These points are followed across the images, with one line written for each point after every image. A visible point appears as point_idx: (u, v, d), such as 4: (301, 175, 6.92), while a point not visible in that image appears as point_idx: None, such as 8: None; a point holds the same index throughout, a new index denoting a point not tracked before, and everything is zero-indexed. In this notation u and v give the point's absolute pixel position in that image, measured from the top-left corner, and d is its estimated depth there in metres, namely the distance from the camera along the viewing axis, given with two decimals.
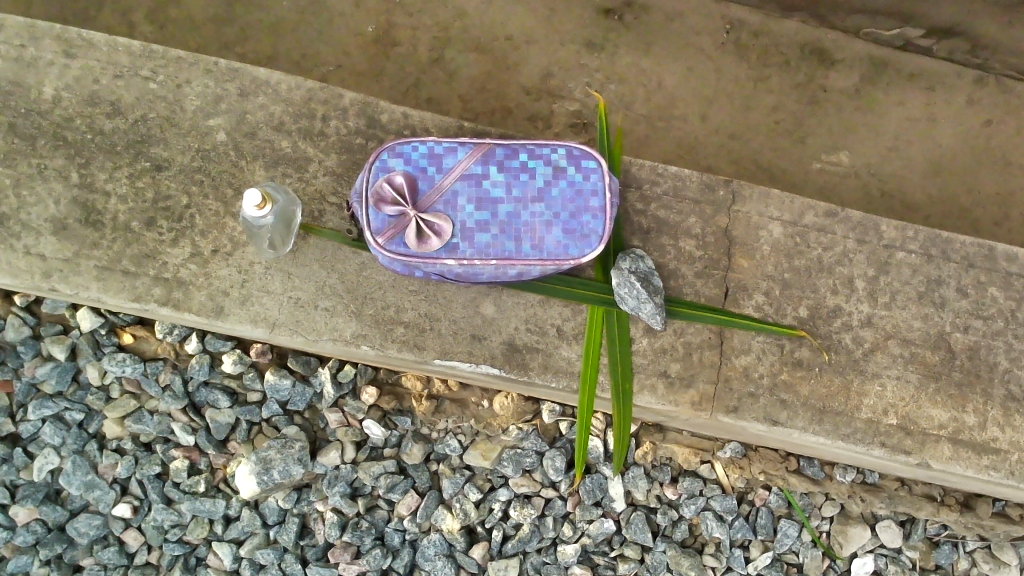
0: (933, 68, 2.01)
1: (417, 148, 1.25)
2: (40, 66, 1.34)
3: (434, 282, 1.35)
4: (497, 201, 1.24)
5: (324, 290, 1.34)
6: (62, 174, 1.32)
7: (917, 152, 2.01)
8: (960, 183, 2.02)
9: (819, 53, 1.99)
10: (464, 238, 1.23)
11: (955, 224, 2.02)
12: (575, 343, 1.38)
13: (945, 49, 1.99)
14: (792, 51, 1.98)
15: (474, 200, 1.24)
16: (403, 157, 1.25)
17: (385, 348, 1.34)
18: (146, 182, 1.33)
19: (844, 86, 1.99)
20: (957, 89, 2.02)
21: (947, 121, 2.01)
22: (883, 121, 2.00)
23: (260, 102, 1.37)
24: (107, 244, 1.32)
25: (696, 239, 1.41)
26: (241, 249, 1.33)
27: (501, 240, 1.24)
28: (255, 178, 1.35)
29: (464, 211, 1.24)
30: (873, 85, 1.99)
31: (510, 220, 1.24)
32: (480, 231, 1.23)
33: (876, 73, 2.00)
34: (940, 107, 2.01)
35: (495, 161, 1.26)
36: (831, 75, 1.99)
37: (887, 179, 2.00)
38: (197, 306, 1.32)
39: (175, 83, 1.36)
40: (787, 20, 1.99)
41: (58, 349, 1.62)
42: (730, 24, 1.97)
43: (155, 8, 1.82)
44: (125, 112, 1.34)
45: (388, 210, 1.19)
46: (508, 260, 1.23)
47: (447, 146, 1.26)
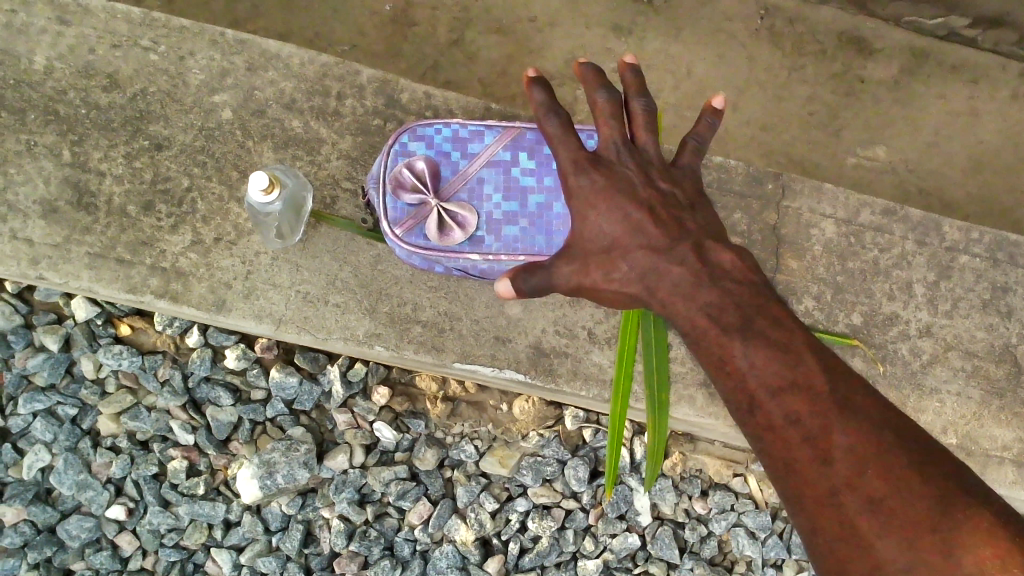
0: (979, 62, 1.89)
1: (440, 130, 1.14)
2: (32, 33, 1.23)
3: (454, 278, 1.24)
4: (529, 191, 1.13)
5: (335, 285, 1.23)
6: (52, 152, 1.21)
7: (959, 147, 1.90)
8: (1003, 181, 1.91)
9: (858, 42, 1.86)
10: (492, 228, 1.11)
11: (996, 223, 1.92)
12: (607, 348, 1.27)
13: (990, 39, 1.87)
14: (829, 40, 1.86)
15: (503, 189, 1.12)
16: (425, 140, 1.13)
17: (400, 348, 1.23)
18: (145, 162, 1.22)
19: (884, 77, 1.87)
20: (1003, 84, 1.90)
21: (992, 116, 1.90)
22: (922, 115, 1.89)
23: (270, 77, 1.26)
24: (100, 229, 1.21)
25: (741, 237, 1.28)
26: (246, 237, 1.22)
27: (531, 232, 1.12)
28: (263, 161, 1.24)
29: (491, 199, 1.12)
30: (918, 77, 1.88)
31: (542, 212, 1.13)
32: (508, 223, 1.12)
33: (918, 64, 1.87)
34: (983, 102, 1.89)
35: (528, 147, 1.14)
36: (870, 66, 1.86)
37: (924, 176, 1.90)
38: (196, 299, 1.21)
39: (178, 54, 1.24)
40: (824, 7, 1.86)
41: (51, 339, 1.53)
42: (767, 10, 1.84)
43: None
44: (122, 86, 1.23)
45: (406, 199, 1.07)
46: (539, 254, 1.12)
47: (473, 129, 1.14)
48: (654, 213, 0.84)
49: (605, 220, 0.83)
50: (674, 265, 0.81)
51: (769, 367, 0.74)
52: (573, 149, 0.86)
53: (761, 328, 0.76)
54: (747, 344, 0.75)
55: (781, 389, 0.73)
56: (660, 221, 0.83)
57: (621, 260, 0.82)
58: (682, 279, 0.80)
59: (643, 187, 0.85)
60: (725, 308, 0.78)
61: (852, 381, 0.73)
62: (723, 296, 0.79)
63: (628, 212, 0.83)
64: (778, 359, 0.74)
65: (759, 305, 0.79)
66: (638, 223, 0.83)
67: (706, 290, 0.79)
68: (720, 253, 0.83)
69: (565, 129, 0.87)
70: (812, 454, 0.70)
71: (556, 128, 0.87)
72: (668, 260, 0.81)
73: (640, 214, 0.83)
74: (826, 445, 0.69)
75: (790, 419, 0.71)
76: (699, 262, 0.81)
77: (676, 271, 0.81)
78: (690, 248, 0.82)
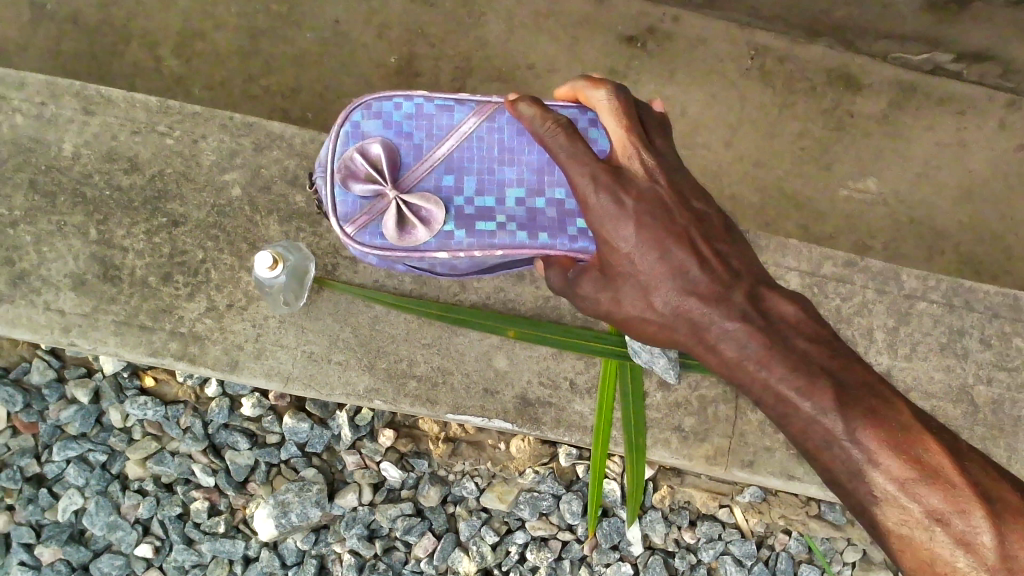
0: (967, 93, 2.07)
1: (401, 107, 1.04)
2: (60, 123, 1.36)
3: (446, 335, 1.36)
4: (503, 182, 1.03)
5: (337, 345, 1.34)
6: (80, 231, 1.34)
7: (952, 178, 2.08)
8: (995, 209, 2.10)
9: (846, 78, 2.03)
10: (460, 222, 1.01)
11: (991, 248, 2.11)
12: (588, 397, 1.39)
13: (975, 73, 2.05)
14: (819, 77, 2.02)
15: (474, 178, 1.03)
16: (383, 118, 1.03)
17: (398, 402, 1.35)
18: (163, 238, 1.35)
19: (873, 111, 2.04)
20: (992, 114, 2.08)
21: (982, 146, 2.08)
22: (914, 149, 2.06)
23: (274, 156, 1.38)
24: (124, 299, 1.34)
25: None
26: (255, 303, 1.34)
27: (510, 227, 1.01)
28: (269, 233, 1.36)
29: (460, 191, 1.02)
30: (907, 110, 2.05)
31: (521, 206, 1.03)
32: (482, 218, 1.01)
33: (908, 97, 2.05)
34: (973, 132, 2.07)
35: (502, 130, 1.03)
36: (859, 101, 2.03)
37: (916, 206, 2.07)
38: (212, 360, 1.34)
39: (192, 138, 1.37)
40: (815, 46, 2.02)
41: (81, 392, 1.66)
42: (756, 50, 1.99)
43: (180, 43, 1.81)
44: (142, 168, 1.35)
45: (359, 187, 0.98)
46: (519, 247, 1.00)
47: (440, 105, 1.05)
48: (696, 250, 0.88)
49: (642, 256, 0.87)
50: (727, 314, 0.85)
51: (814, 401, 0.77)
52: (589, 161, 0.89)
53: (868, 405, 0.76)
54: (787, 372, 0.80)
55: (838, 436, 0.76)
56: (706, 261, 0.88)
57: (659, 300, 0.87)
58: (725, 316, 0.85)
59: (685, 219, 0.89)
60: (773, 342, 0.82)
61: (900, 402, 0.77)
62: (780, 346, 0.82)
63: (664, 245, 0.87)
64: (896, 445, 0.74)
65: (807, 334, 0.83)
66: (682, 262, 0.87)
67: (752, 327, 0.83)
68: (776, 301, 0.86)
69: (572, 141, 0.91)
70: (967, 559, 0.71)
71: (564, 140, 0.91)
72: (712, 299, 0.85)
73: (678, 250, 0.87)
74: (977, 548, 0.71)
75: (858, 464, 0.75)
76: (749, 307, 0.85)
77: (719, 306, 0.85)
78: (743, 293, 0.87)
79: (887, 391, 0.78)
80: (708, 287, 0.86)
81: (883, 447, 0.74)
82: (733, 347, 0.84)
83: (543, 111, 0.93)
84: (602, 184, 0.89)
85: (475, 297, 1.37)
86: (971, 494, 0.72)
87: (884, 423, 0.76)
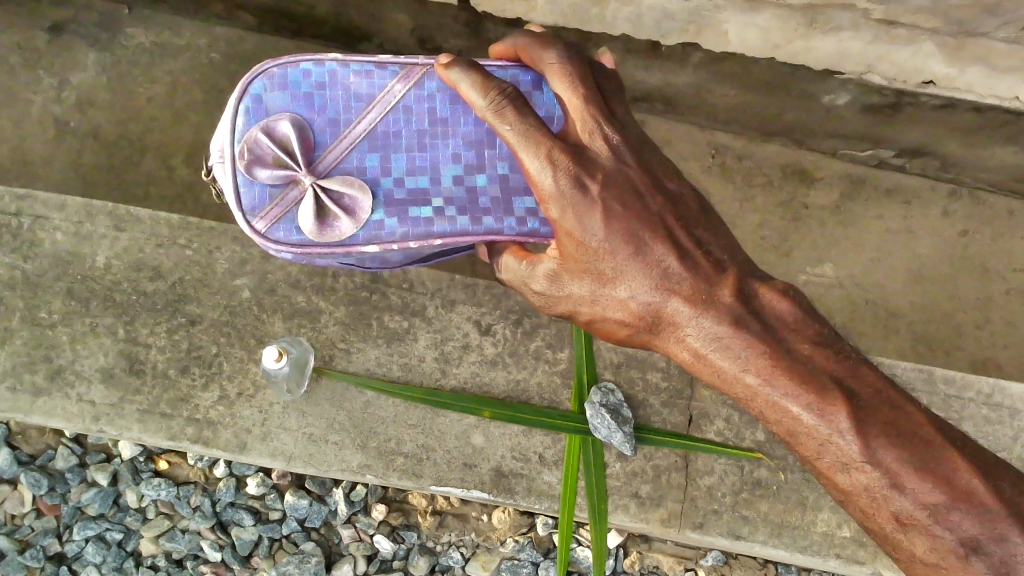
0: (911, 184, 2.42)
1: (321, 86, 1.21)
2: (94, 239, 1.57)
3: (429, 416, 1.54)
4: (437, 161, 1.23)
5: (333, 426, 1.53)
6: (110, 331, 1.54)
7: (900, 263, 2.41)
8: (940, 290, 2.42)
9: (801, 172, 2.38)
10: (393, 206, 1.19)
11: (937, 325, 2.42)
12: (555, 468, 1.56)
13: (917, 166, 2.37)
14: (774, 173, 2.37)
15: (405, 160, 1.22)
16: (306, 100, 1.20)
17: (387, 476, 1.53)
18: (182, 335, 1.55)
19: (826, 202, 2.39)
20: (933, 204, 2.42)
21: (925, 232, 2.42)
22: (865, 236, 2.40)
23: (280, 263, 1.58)
24: (147, 389, 1.53)
25: (661, 372, 1.59)
26: (262, 391, 1.53)
27: (449, 212, 1.21)
28: (275, 330, 1.57)
29: (391, 173, 1.21)
30: (857, 202, 2.39)
31: (458, 185, 1.23)
32: (415, 205, 1.20)
33: (857, 190, 2.40)
34: (917, 220, 2.42)
35: (426, 101, 1.22)
36: (813, 194, 2.38)
37: (869, 288, 2.39)
38: (224, 442, 1.52)
39: (208, 249, 1.58)
40: (769, 145, 2.37)
41: (102, 475, 1.83)
42: (716, 150, 2.35)
43: (193, 150, 2.09)
44: (165, 275, 1.57)
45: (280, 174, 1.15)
46: (454, 237, 1.20)
47: (357, 74, 1.21)
48: (672, 246, 0.96)
49: (616, 252, 0.96)
50: (718, 314, 0.91)
51: (829, 421, 0.83)
52: (550, 146, 0.97)
53: (883, 419, 0.82)
54: (792, 386, 0.85)
55: (855, 458, 0.81)
56: (688, 263, 0.95)
57: (641, 295, 0.95)
58: (720, 322, 0.90)
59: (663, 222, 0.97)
60: (773, 356, 0.87)
61: (912, 408, 0.83)
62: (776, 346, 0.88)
63: (638, 238, 0.96)
64: (919, 464, 0.80)
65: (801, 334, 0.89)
66: (659, 256, 0.95)
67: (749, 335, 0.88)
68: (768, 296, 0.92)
69: (527, 119, 0.98)
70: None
71: (511, 116, 0.98)
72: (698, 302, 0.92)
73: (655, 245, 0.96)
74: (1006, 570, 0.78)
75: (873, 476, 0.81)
76: (739, 306, 0.91)
77: (710, 308, 0.91)
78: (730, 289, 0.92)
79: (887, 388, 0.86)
80: (692, 289, 0.93)
81: (899, 465, 0.80)
82: (735, 365, 0.89)
83: (483, 80, 1.00)
84: (560, 168, 0.96)
85: (454, 382, 1.57)
86: (1006, 518, 0.79)
87: (908, 439, 0.81)
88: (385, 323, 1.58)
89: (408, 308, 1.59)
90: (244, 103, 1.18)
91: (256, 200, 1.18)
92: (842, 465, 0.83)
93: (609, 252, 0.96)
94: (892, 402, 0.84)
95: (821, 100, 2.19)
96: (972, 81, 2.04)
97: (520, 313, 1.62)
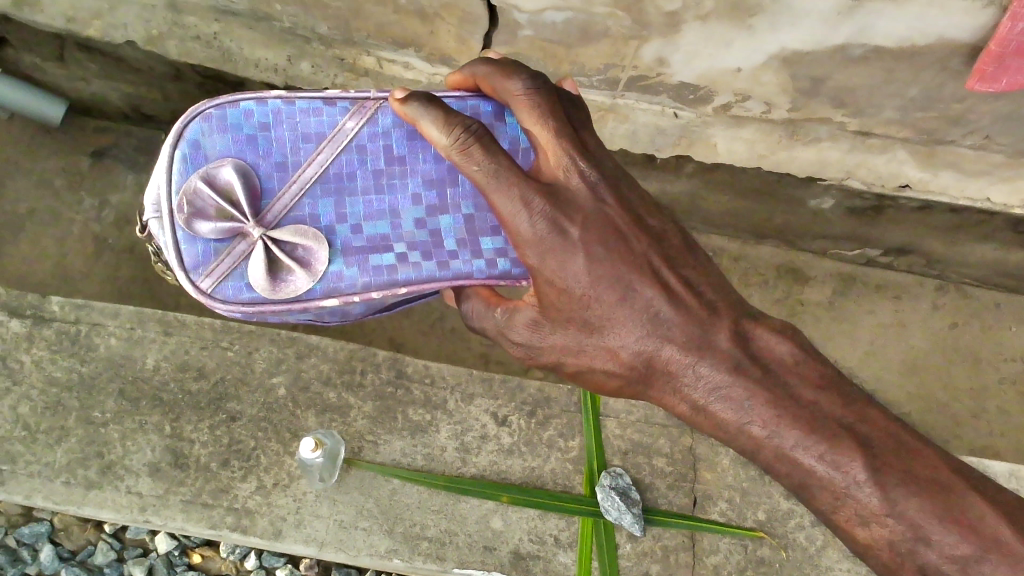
0: (898, 280, 2.60)
1: (266, 129, 1.30)
2: (145, 342, 1.73)
3: (451, 502, 1.66)
4: (394, 205, 1.33)
5: (362, 513, 1.64)
6: (157, 427, 1.68)
7: (893, 356, 2.56)
8: (933, 380, 2.56)
9: (792, 271, 2.60)
10: (350, 254, 1.30)
11: (934, 413, 2.54)
12: (570, 549, 1.67)
13: (904, 263, 2.56)
14: (768, 271, 2.59)
15: (361, 205, 1.32)
16: (253, 145, 1.30)
17: (413, 559, 1.63)
18: (223, 430, 1.68)
19: (819, 298, 2.58)
20: (922, 298, 2.59)
21: (916, 325, 2.59)
22: (857, 328, 2.57)
23: (313, 361, 1.74)
24: (190, 481, 1.65)
25: (666, 456, 1.72)
26: (296, 481, 1.65)
27: (413, 256, 1.32)
28: (308, 423, 1.70)
29: (346, 219, 1.31)
30: (849, 297, 2.59)
31: (420, 230, 1.33)
32: (373, 252, 1.31)
33: (847, 286, 2.60)
34: (908, 314, 2.59)
35: (377, 145, 1.33)
36: (806, 291, 2.58)
37: (864, 379, 2.53)
38: (261, 530, 1.63)
39: (247, 350, 1.74)
40: (762, 247, 2.61)
41: (138, 569, 1.92)
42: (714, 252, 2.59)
43: None
44: (208, 375, 1.72)
45: (228, 226, 1.23)
46: (415, 283, 1.32)
47: (301, 115, 1.31)
48: (656, 288, 1.11)
49: (603, 298, 1.11)
50: (720, 365, 1.06)
51: (845, 473, 0.95)
52: (521, 188, 1.10)
53: (890, 460, 0.95)
54: (803, 438, 0.99)
55: (876, 511, 0.94)
56: (679, 309, 1.10)
57: (637, 342, 1.11)
58: (721, 370, 1.06)
59: (647, 266, 1.13)
60: (777, 406, 1.01)
61: (916, 446, 0.97)
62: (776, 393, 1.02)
63: (625, 282, 1.11)
64: (939, 510, 0.91)
65: (798, 380, 1.03)
66: (647, 301, 1.11)
67: (748, 383, 1.04)
68: (768, 343, 1.07)
69: (500, 161, 1.10)
70: None
71: (479, 156, 1.10)
72: (696, 352, 1.08)
73: (641, 290, 1.11)
74: None
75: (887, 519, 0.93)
76: (743, 356, 1.06)
77: (708, 359, 1.07)
78: (727, 337, 1.08)
79: (881, 419, 0.99)
80: (687, 337, 1.08)
81: (922, 514, 0.91)
82: (742, 416, 1.04)
83: (444, 119, 1.12)
84: (535, 211, 1.10)
85: (474, 470, 1.69)
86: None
87: (922, 487, 0.93)
88: (409, 416, 1.72)
89: (430, 402, 1.73)
90: (181, 151, 1.28)
91: (204, 256, 1.27)
92: (862, 518, 0.95)
93: (596, 298, 1.11)
94: (903, 447, 0.96)
95: (807, 204, 2.36)
96: (944, 184, 2.18)
97: (533, 405, 1.77)
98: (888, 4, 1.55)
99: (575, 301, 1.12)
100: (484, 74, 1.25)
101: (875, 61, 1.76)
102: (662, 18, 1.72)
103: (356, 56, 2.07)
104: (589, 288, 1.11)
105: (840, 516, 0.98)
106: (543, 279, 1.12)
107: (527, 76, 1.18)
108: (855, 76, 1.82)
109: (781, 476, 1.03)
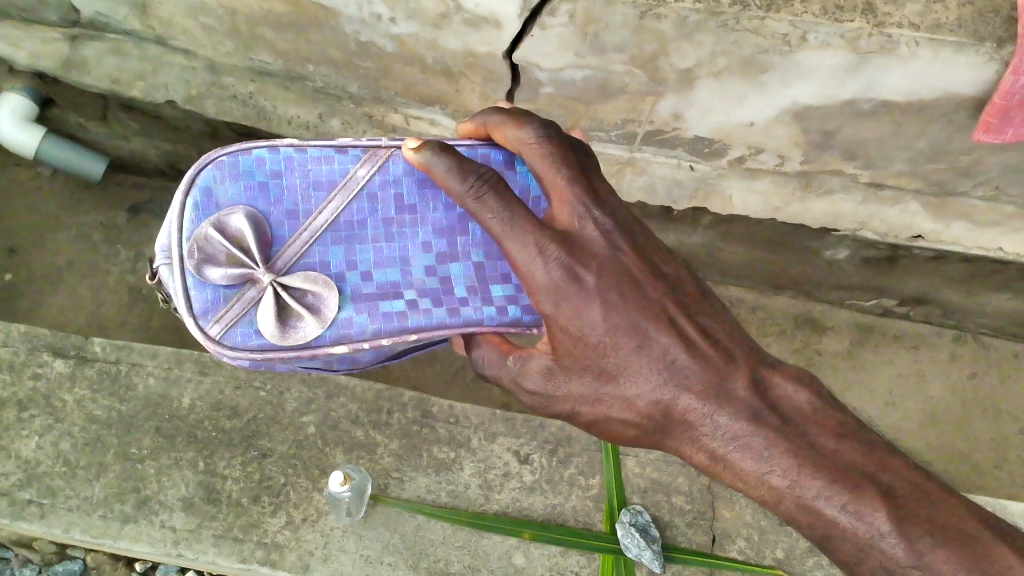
0: (915, 330, 2.64)
1: (278, 177, 1.36)
2: (182, 382, 1.81)
3: (475, 538, 1.70)
4: (405, 252, 1.40)
5: (388, 548, 1.68)
6: (192, 463, 1.74)
7: (912, 405, 2.58)
8: (953, 429, 2.57)
9: (809, 321, 2.65)
10: (360, 302, 1.35)
11: (955, 462, 2.55)
12: None
13: (920, 313, 2.59)
14: (787, 321, 2.64)
15: (371, 252, 1.38)
16: (264, 192, 1.36)
17: None
18: (255, 466, 1.74)
19: (836, 347, 2.62)
20: (939, 348, 2.62)
21: (934, 374, 2.61)
22: (875, 377, 2.60)
23: (341, 401, 1.81)
24: (223, 516, 1.70)
25: (685, 495, 1.76)
26: (324, 516, 1.70)
27: (425, 304, 1.38)
28: (336, 460, 1.76)
29: (356, 266, 1.37)
30: (866, 346, 2.63)
31: (431, 277, 1.40)
32: (383, 299, 1.36)
33: (865, 336, 2.64)
34: (926, 364, 2.62)
35: (388, 193, 1.40)
36: (823, 341, 2.63)
37: (884, 426, 2.55)
38: (289, 564, 1.66)
39: (278, 390, 1.81)
40: (780, 298, 2.66)
41: None
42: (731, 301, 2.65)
43: None
44: (241, 414, 1.78)
45: (237, 273, 1.28)
46: (427, 330, 1.37)
47: (312, 164, 1.38)
48: (671, 337, 1.18)
49: (619, 345, 1.17)
50: (738, 414, 1.11)
51: (869, 523, 0.98)
52: (535, 236, 1.16)
53: (912, 512, 0.98)
54: (825, 488, 1.02)
55: (902, 562, 0.96)
56: (697, 359, 1.16)
57: (654, 390, 1.16)
58: (739, 420, 1.10)
59: (661, 314, 1.19)
60: (797, 455, 1.05)
61: (941, 497, 1.00)
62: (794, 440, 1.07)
63: (642, 332, 1.18)
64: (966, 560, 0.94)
65: (818, 429, 1.09)
66: (662, 350, 1.17)
67: (768, 432, 1.08)
68: (790, 395, 1.13)
69: (516, 210, 1.16)
70: None
71: (495, 206, 1.16)
72: (713, 400, 1.13)
73: (655, 338, 1.17)
74: None
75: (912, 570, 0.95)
76: (761, 406, 1.11)
77: (726, 408, 1.12)
78: (745, 387, 1.13)
79: (905, 470, 1.04)
80: (704, 386, 1.14)
81: (949, 565, 0.93)
82: (762, 465, 1.07)
83: (460, 167, 1.17)
84: (551, 259, 1.16)
85: (497, 507, 1.74)
86: None
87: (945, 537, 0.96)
88: (434, 454, 1.77)
89: (455, 440, 1.79)
90: (192, 198, 1.32)
91: (213, 303, 1.30)
92: (888, 570, 0.97)
93: (612, 346, 1.17)
94: (929, 499, 1.00)
95: (822, 254, 2.43)
96: (958, 234, 2.22)
97: (554, 444, 1.81)
98: (891, 59, 1.64)
99: (591, 348, 1.18)
100: (496, 124, 1.32)
101: (884, 114, 1.83)
102: (676, 75, 1.81)
103: (384, 114, 2.17)
104: (605, 335, 1.17)
105: (863, 568, 1.00)
106: (558, 327, 1.18)
107: (538, 125, 1.26)
108: (864, 129, 1.90)
109: (802, 526, 1.06)
